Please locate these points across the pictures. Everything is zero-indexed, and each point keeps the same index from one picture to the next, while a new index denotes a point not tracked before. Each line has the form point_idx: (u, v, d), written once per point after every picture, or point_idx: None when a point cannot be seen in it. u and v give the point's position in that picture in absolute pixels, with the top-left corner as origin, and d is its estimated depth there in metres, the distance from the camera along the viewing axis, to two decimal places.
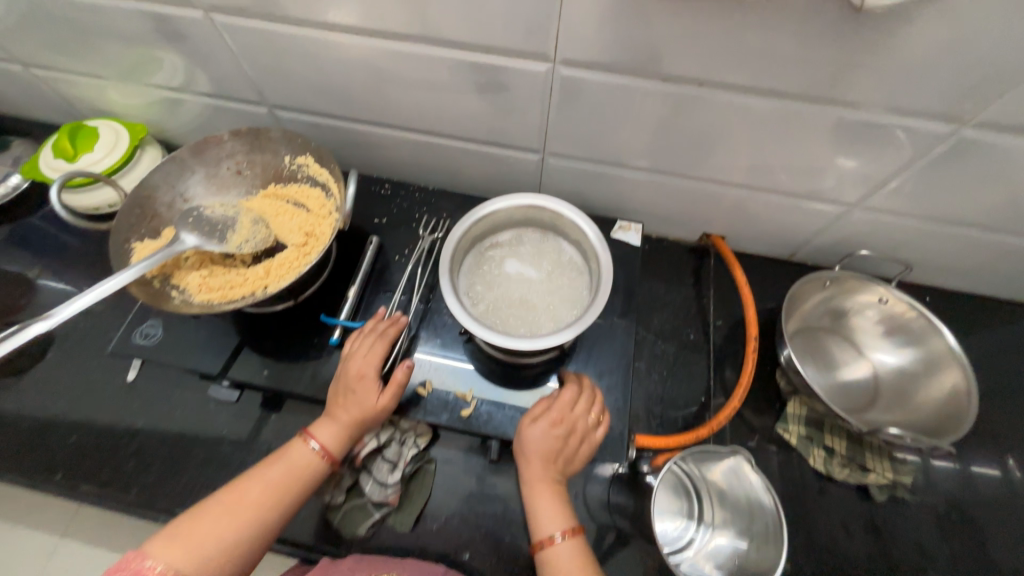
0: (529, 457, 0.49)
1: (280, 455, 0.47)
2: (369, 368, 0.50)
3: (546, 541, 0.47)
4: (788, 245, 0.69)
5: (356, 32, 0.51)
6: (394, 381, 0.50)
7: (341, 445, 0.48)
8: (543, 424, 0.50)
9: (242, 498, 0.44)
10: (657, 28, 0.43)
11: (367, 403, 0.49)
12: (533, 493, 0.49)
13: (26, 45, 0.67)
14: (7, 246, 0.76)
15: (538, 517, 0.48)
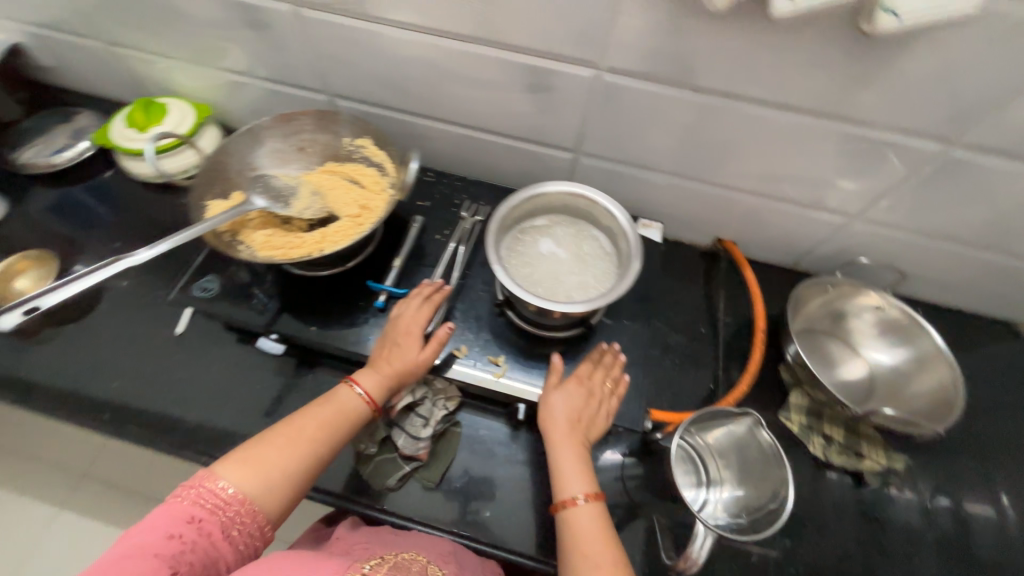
0: (556, 420, 0.54)
1: (327, 400, 0.53)
2: (415, 328, 0.58)
3: (569, 501, 0.50)
4: (794, 253, 0.75)
5: (426, 32, 0.58)
6: (435, 340, 0.58)
7: (384, 391, 0.55)
8: (569, 390, 0.56)
9: (300, 434, 0.49)
10: (693, 43, 0.50)
11: (411, 357, 0.56)
12: (558, 455, 0.53)
13: (117, 26, 0.74)
14: (68, 205, 0.81)
15: (562, 478, 0.52)
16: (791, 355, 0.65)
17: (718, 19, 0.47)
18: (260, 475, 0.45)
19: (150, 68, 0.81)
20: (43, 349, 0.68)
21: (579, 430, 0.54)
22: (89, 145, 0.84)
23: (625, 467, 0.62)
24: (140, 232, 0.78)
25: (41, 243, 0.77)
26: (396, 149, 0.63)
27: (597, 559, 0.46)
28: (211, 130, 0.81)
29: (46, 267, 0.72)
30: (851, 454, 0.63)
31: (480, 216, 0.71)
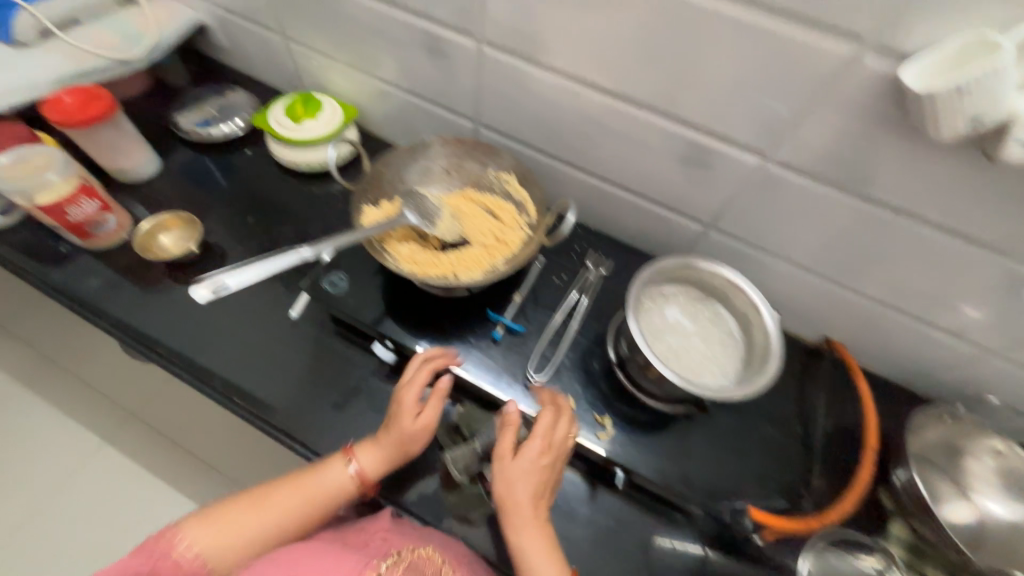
0: (516, 502, 0.52)
1: (320, 471, 0.57)
2: (407, 398, 0.57)
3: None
4: (907, 372, 0.72)
5: (601, 91, 0.61)
6: (429, 414, 0.57)
7: (377, 471, 0.56)
8: (525, 460, 0.53)
9: (281, 505, 0.54)
10: (879, 157, 0.50)
11: (405, 429, 0.56)
12: (522, 543, 0.51)
13: (301, 25, 0.80)
14: (211, 172, 0.87)
15: (532, 568, 0.50)
16: (897, 481, 0.61)
17: (919, 142, 0.47)
18: (214, 535, 0.52)
19: (313, 65, 0.87)
20: (171, 304, 0.72)
21: (538, 507, 0.52)
22: (242, 123, 0.90)
23: (708, 555, 0.61)
24: (272, 213, 0.83)
25: (184, 204, 0.83)
26: (541, 191, 0.65)
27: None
28: (353, 129, 0.87)
29: (192, 228, 0.76)
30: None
31: (605, 270, 0.71)
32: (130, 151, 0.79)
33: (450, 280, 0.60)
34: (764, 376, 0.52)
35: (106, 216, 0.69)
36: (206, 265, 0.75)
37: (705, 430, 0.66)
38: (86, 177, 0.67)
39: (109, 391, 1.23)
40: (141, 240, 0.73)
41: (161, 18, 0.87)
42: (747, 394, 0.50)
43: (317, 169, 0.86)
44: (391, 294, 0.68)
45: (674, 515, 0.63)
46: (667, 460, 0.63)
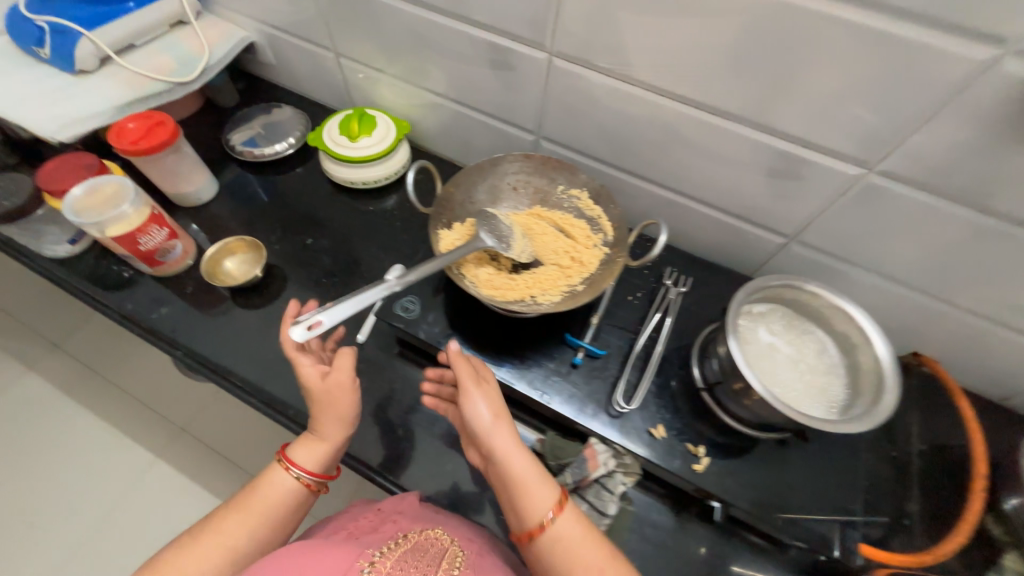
0: (494, 424, 0.49)
1: (259, 486, 0.54)
2: (304, 366, 0.55)
3: (553, 514, 0.45)
4: (1008, 389, 0.68)
5: (683, 101, 0.58)
6: (343, 376, 0.55)
7: (321, 464, 0.56)
8: (490, 388, 0.52)
9: (225, 534, 0.50)
10: (1007, 167, 0.46)
11: (319, 392, 0.55)
12: (510, 463, 0.47)
13: (355, 41, 0.79)
14: (268, 193, 0.87)
15: (530, 489, 0.46)
16: (1009, 508, 0.57)
17: None
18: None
19: (364, 81, 0.86)
20: (241, 331, 0.72)
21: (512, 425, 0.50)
22: (293, 141, 0.89)
23: None
24: (330, 234, 0.83)
25: (244, 228, 0.83)
26: (620, 208, 0.62)
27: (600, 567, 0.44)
28: (405, 145, 0.86)
29: (255, 252, 0.77)
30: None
31: (685, 288, 0.69)
32: (190, 174, 0.79)
33: (529, 303, 0.58)
34: (879, 403, 0.48)
35: (173, 243, 0.69)
36: (274, 293, 0.76)
37: (815, 462, 0.58)
38: (153, 206, 0.66)
39: (158, 406, 1.23)
40: (206, 266, 0.74)
41: (212, 38, 0.86)
42: (863, 423, 0.47)
43: (371, 186, 0.85)
44: (463, 318, 0.65)
45: (768, 546, 0.60)
46: (767, 491, 0.57)
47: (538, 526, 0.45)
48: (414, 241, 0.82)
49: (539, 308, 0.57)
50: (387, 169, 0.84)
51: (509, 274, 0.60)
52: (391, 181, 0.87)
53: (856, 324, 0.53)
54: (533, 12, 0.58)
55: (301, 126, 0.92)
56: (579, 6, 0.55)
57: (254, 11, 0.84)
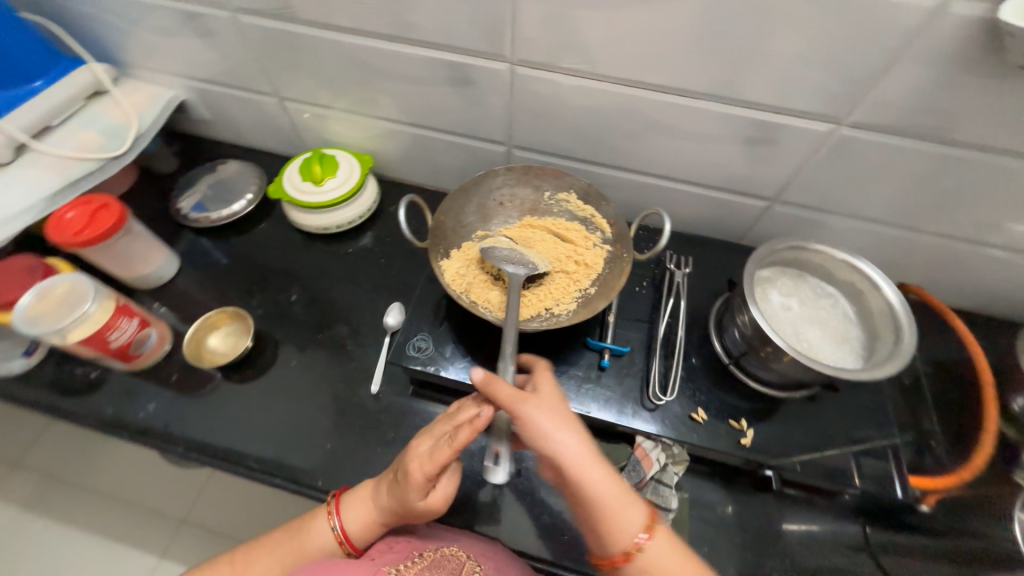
0: (563, 439, 0.45)
1: (305, 532, 0.55)
2: (417, 479, 0.48)
3: (646, 537, 0.42)
4: (988, 299, 0.73)
5: (652, 89, 0.58)
6: (435, 506, 0.50)
7: (368, 539, 0.55)
8: (554, 399, 0.48)
9: (265, 566, 0.53)
10: (964, 101, 0.49)
11: (413, 511, 0.50)
12: (586, 483, 0.43)
13: (296, 82, 0.74)
14: (236, 256, 0.81)
15: (615, 509, 0.43)
16: (1017, 408, 0.61)
17: (1012, 78, 0.46)
18: None
19: (314, 121, 0.81)
20: (241, 409, 0.67)
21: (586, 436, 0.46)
22: (252, 198, 0.84)
23: (869, 533, 0.58)
24: (313, 285, 0.78)
25: (218, 298, 0.77)
26: (612, 204, 0.62)
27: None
28: (371, 179, 0.83)
29: (241, 322, 0.72)
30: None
31: (688, 269, 0.69)
32: (147, 254, 0.74)
33: (547, 316, 0.59)
34: (902, 345, 0.52)
35: (146, 332, 0.66)
36: (267, 360, 0.70)
37: (845, 409, 0.61)
38: (116, 299, 0.63)
39: (150, 502, 1.12)
40: (189, 349, 0.68)
41: (138, 102, 0.79)
42: (895, 367, 0.50)
43: (346, 228, 0.82)
44: (479, 343, 0.64)
45: (818, 500, 0.61)
46: (810, 447, 0.58)
47: (629, 550, 0.42)
48: (405, 274, 0.79)
49: (557, 319, 0.58)
50: (359, 207, 0.80)
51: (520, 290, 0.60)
52: (364, 219, 0.83)
53: (859, 271, 0.58)
54: (488, 25, 0.57)
55: (256, 178, 0.86)
56: (533, 11, 0.54)
57: (179, 67, 0.78)
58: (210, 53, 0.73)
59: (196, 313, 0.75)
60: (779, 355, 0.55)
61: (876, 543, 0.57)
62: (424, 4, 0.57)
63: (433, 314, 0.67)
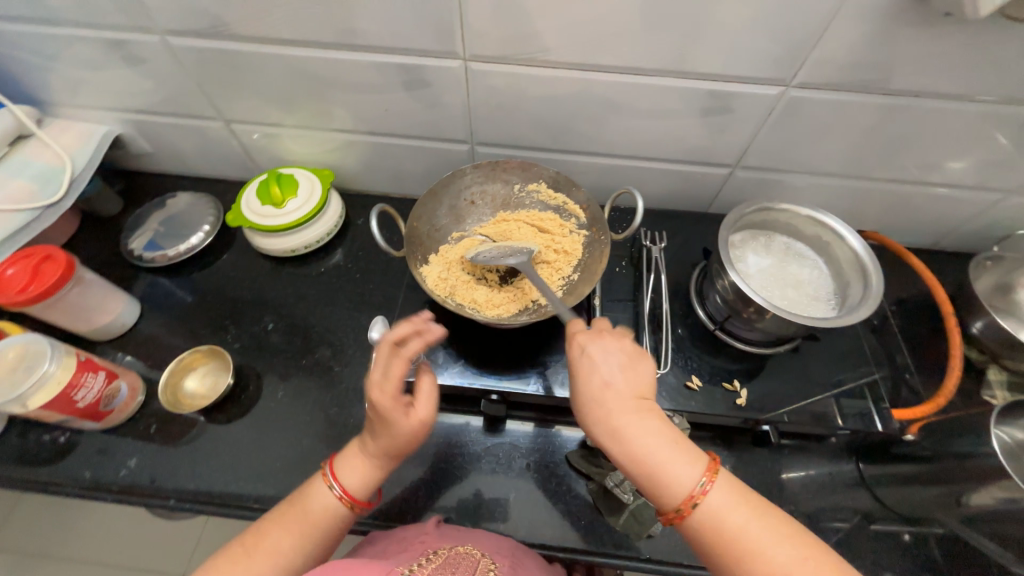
0: (600, 400, 0.45)
1: (305, 505, 0.49)
2: (387, 402, 0.48)
3: (696, 495, 0.40)
4: (937, 235, 0.78)
5: (607, 70, 0.59)
6: (423, 421, 0.50)
7: (370, 488, 0.51)
8: (601, 358, 0.46)
9: (273, 547, 0.46)
10: (898, 51, 0.51)
11: (401, 436, 0.49)
12: (650, 428, 0.43)
13: (241, 102, 0.71)
14: (202, 292, 0.77)
15: (663, 468, 0.42)
16: (976, 331, 0.69)
17: (940, 24, 0.48)
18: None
19: (266, 141, 0.78)
20: (232, 449, 0.64)
21: (634, 395, 0.45)
22: (208, 228, 0.80)
23: (862, 470, 0.63)
24: (290, 310, 0.76)
25: (189, 337, 0.73)
26: (582, 189, 0.63)
27: (772, 548, 0.39)
28: (334, 194, 0.80)
29: (218, 359, 0.69)
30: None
31: (663, 243, 0.72)
32: (103, 302, 0.69)
33: (535, 308, 0.59)
34: (871, 287, 0.55)
35: (116, 384, 0.62)
36: (252, 394, 0.68)
37: (831, 355, 0.64)
38: (78, 354, 0.59)
39: (145, 561, 1.06)
40: (165, 397, 0.64)
41: (68, 143, 0.74)
42: (870, 308, 0.53)
43: (315, 247, 0.79)
44: (471, 344, 0.63)
45: (813, 445, 0.65)
46: (802, 397, 0.61)
47: (678, 508, 0.41)
48: (384, 286, 0.77)
49: (545, 309, 0.59)
50: (326, 224, 0.78)
51: (506, 286, 0.61)
52: (333, 235, 0.81)
53: (821, 223, 0.61)
54: (437, 22, 0.55)
55: (212, 208, 0.82)
56: (481, 4, 0.53)
57: (109, 100, 0.73)
58: (142, 82, 0.69)
59: (168, 357, 0.71)
60: (762, 315, 0.57)
61: (869, 477, 0.62)
62: (368, 8, 0.55)
63: (420, 322, 0.66)
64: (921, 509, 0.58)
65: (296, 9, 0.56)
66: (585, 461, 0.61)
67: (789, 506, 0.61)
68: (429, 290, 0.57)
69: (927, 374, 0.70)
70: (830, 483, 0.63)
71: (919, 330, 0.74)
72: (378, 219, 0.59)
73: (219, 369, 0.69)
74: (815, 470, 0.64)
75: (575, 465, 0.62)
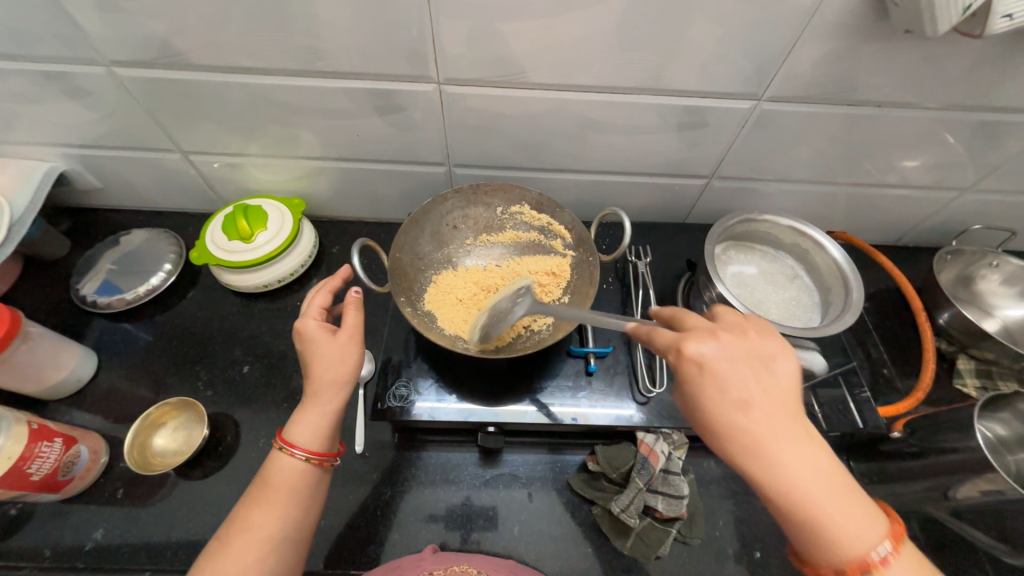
0: (745, 431, 0.37)
1: (268, 478, 0.47)
2: (309, 325, 0.51)
3: (872, 562, 0.34)
4: (898, 231, 0.82)
5: (583, 90, 0.58)
6: (351, 329, 0.51)
7: (325, 436, 0.49)
8: (736, 379, 0.38)
9: (254, 521, 0.44)
10: (861, 65, 0.53)
11: (330, 352, 0.50)
12: (803, 469, 0.36)
13: (200, 133, 0.67)
14: (167, 336, 0.72)
15: (829, 515, 0.35)
16: (943, 322, 0.72)
17: (898, 39, 0.50)
18: None
19: (228, 171, 0.74)
20: (209, 507, 0.59)
21: (782, 410, 0.37)
22: (170, 267, 0.75)
23: (854, 467, 0.65)
24: (266, 348, 0.71)
25: (155, 387, 0.68)
26: (567, 211, 0.63)
27: None
28: (306, 223, 0.77)
29: (190, 411, 0.65)
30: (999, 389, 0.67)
31: (649, 257, 0.73)
32: (56, 357, 0.64)
33: (528, 334, 0.60)
34: (850, 295, 0.58)
35: (76, 450, 0.57)
36: (229, 443, 0.63)
37: None
38: (30, 420, 0.54)
39: None
40: (133, 460, 0.59)
41: (5, 185, 0.68)
42: (851, 316, 0.55)
43: (288, 280, 0.75)
44: (463, 374, 0.61)
45: None
46: None
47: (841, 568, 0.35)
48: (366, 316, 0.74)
49: (539, 334, 0.60)
50: (299, 255, 0.74)
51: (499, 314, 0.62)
52: (308, 265, 0.77)
53: (802, 233, 0.63)
54: (409, 47, 0.54)
55: (172, 244, 0.77)
56: (453, 27, 0.51)
57: (50, 135, 0.67)
58: (87, 115, 0.64)
59: (132, 410, 0.66)
60: None
61: (861, 474, 0.64)
62: (333, 34, 0.53)
63: (406, 354, 0.63)
64: (910, 504, 0.59)
65: (253, 37, 0.53)
66: (586, 484, 0.61)
67: None
68: (419, 326, 0.57)
69: (904, 367, 0.73)
70: None
71: (892, 324, 0.77)
72: (359, 251, 0.55)
73: (192, 420, 0.64)
74: None
75: (576, 489, 0.61)
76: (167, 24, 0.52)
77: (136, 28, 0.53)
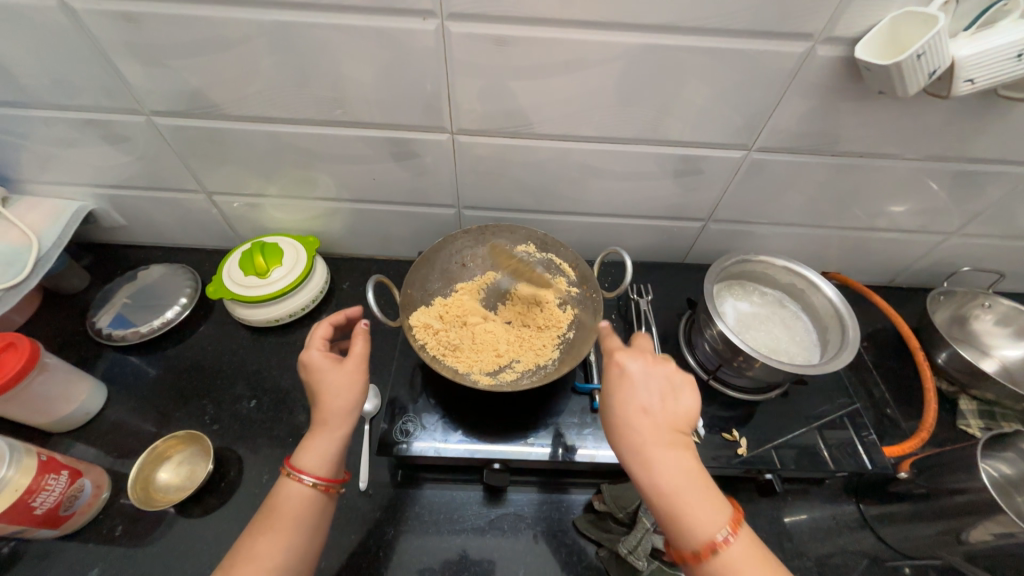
0: (632, 426, 0.44)
1: (275, 504, 0.47)
2: (314, 355, 0.52)
3: (718, 544, 0.39)
4: (890, 272, 0.85)
5: (585, 140, 0.63)
6: (357, 358, 0.52)
7: (332, 462, 0.49)
8: (636, 388, 0.46)
9: (257, 549, 0.44)
10: (841, 121, 0.58)
11: (333, 381, 0.51)
12: (666, 467, 0.42)
13: (225, 176, 0.71)
14: (176, 368, 0.73)
15: (686, 502, 0.41)
16: (942, 361, 0.72)
17: (873, 98, 0.55)
18: None
19: (248, 211, 0.78)
20: (208, 545, 0.58)
21: (671, 426, 0.44)
22: (185, 301, 0.77)
23: (864, 510, 0.64)
24: (273, 383, 0.72)
25: (160, 420, 0.68)
26: (572, 249, 0.67)
27: None
28: (319, 260, 0.80)
29: (196, 444, 0.65)
30: (1002, 428, 0.68)
31: (650, 295, 0.76)
32: (67, 389, 0.64)
33: (536, 370, 0.61)
34: (849, 330, 0.59)
35: (80, 483, 0.57)
36: (230, 478, 0.63)
37: (818, 397, 0.66)
38: (38, 453, 0.55)
39: None
40: (136, 495, 0.59)
41: (35, 222, 0.71)
42: (851, 351, 0.56)
43: (299, 314, 0.77)
44: (469, 409, 0.62)
45: (813, 488, 0.66)
46: (797, 441, 0.62)
47: (686, 547, 0.40)
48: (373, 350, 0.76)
49: (548, 370, 0.61)
50: (310, 292, 0.76)
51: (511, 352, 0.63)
52: (318, 301, 0.80)
53: (797, 273, 0.66)
54: (427, 101, 0.58)
55: (189, 280, 0.80)
56: (468, 85, 0.56)
57: (85, 177, 0.72)
58: (121, 158, 0.68)
59: (137, 443, 0.66)
60: (751, 363, 0.59)
61: (871, 517, 0.63)
62: (357, 89, 0.58)
63: (414, 387, 0.64)
64: (923, 549, 0.58)
65: (284, 91, 0.58)
66: (593, 526, 0.60)
67: (799, 556, 0.61)
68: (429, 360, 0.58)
69: (906, 407, 0.73)
70: (837, 528, 0.63)
71: (892, 364, 0.78)
72: (374, 285, 0.56)
73: (197, 454, 0.64)
74: (819, 514, 0.64)
75: (582, 530, 0.60)
76: (206, 80, 0.57)
77: (179, 83, 0.58)
